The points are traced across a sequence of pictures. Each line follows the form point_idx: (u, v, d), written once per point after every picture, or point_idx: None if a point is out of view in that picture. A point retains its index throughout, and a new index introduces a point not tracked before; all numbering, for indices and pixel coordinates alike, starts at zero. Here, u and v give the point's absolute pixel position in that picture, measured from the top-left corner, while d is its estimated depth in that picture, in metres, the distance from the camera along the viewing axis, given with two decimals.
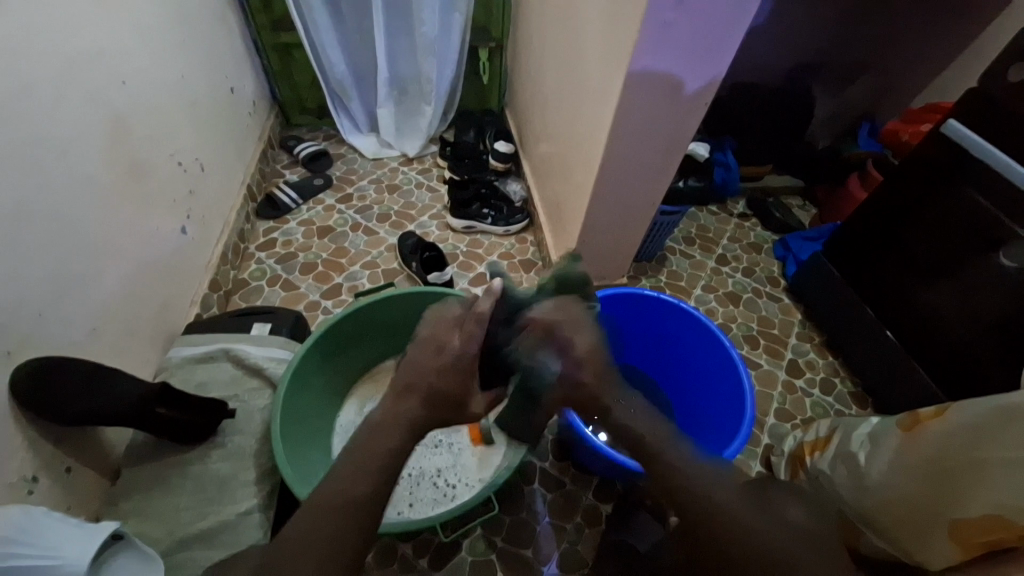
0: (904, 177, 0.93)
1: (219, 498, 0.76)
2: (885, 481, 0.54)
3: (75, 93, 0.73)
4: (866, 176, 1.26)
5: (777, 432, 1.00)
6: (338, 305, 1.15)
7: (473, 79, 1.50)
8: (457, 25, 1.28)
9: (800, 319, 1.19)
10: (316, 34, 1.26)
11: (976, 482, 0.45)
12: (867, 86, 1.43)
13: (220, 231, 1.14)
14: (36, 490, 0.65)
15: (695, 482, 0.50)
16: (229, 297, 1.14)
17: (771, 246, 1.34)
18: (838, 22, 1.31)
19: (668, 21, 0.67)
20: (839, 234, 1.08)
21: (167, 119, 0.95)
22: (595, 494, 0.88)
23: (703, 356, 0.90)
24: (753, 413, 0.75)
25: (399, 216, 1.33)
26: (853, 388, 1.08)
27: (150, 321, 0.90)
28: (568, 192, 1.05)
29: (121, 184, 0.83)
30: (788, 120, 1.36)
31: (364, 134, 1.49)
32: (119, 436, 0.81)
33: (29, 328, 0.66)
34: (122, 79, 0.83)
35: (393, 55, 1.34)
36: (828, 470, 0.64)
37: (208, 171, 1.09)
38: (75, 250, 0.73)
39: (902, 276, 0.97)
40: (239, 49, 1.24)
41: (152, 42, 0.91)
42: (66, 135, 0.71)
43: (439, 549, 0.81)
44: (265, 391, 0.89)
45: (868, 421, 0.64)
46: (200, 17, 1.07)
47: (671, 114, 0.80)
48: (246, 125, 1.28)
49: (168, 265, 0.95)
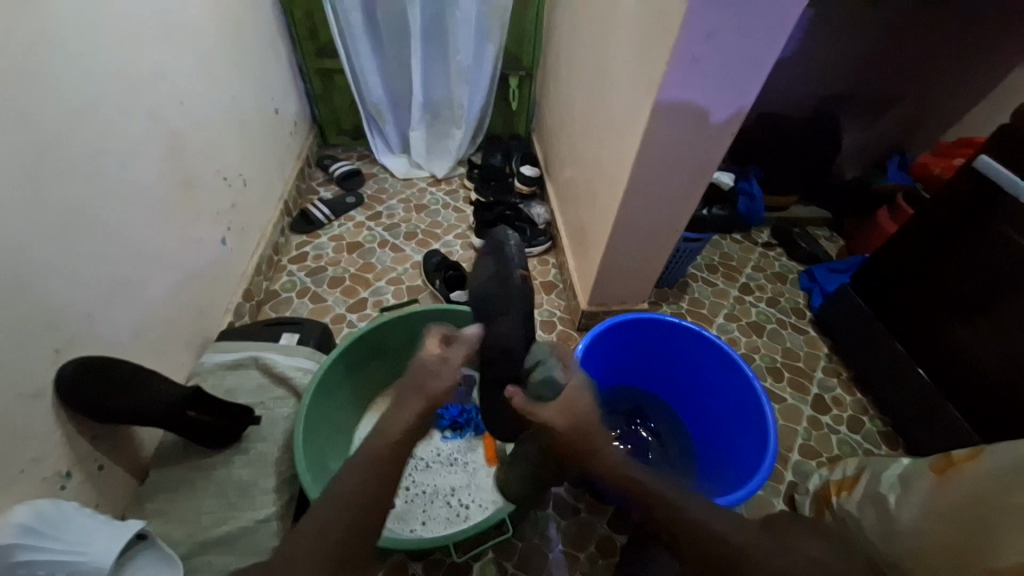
0: (939, 210, 0.91)
1: (238, 504, 0.78)
2: (915, 525, 0.53)
3: (136, 112, 0.79)
4: (896, 210, 1.23)
5: (803, 470, 0.97)
6: (362, 319, 1.18)
7: (502, 104, 1.56)
8: (490, 54, 1.34)
9: (826, 352, 1.16)
10: (356, 61, 1.33)
11: (1008, 529, 0.43)
12: (898, 119, 1.42)
13: (256, 243, 1.19)
14: (68, 485, 0.68)
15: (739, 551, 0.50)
16: (260, 307, 1.19)
17: (797, 276, 1.32)
18: (869, 55, 1.31)
19: (695, 55, 0.69)
20: (869, 266, 1.06)
21: (217, 137, 1.01)
22: (610, 524, 0.86)
23: (727, 386, 0.88)
24: (777, 448, 0.73)
25: (424, 235, 1.37)
26: (882, 428, 1.04)
27: (187, 327, 0.94)
28: (593, 216, 1.06)
29: (172, 196, 0.88)
30: (816, 150, 1.36)
31: (396, 155, 1.55)
32: (150, 437, 0.84)
33: (79, 328, 0.70)
34: (180, 100, 0.90)
35: (428, 82, 1.40)
36: (855, 512, 0.62)
37: (250, 186, 1.15)
38: (126, 256, 0.78)
39: (934, 312, 0.95)
40: (285, 73, 1.32)
41: (208, 67, 0.98)
42: (126, 149, 0.77)
43: (450, 570, 0.81)
44: (290, 400, 0.91)
45: (898, 463, 0.62)
46: (252, 45, 1.15)
47: (697, 143, 0.81)
48: (287, 143, 1.35)
49: (207, 274, 0.99)
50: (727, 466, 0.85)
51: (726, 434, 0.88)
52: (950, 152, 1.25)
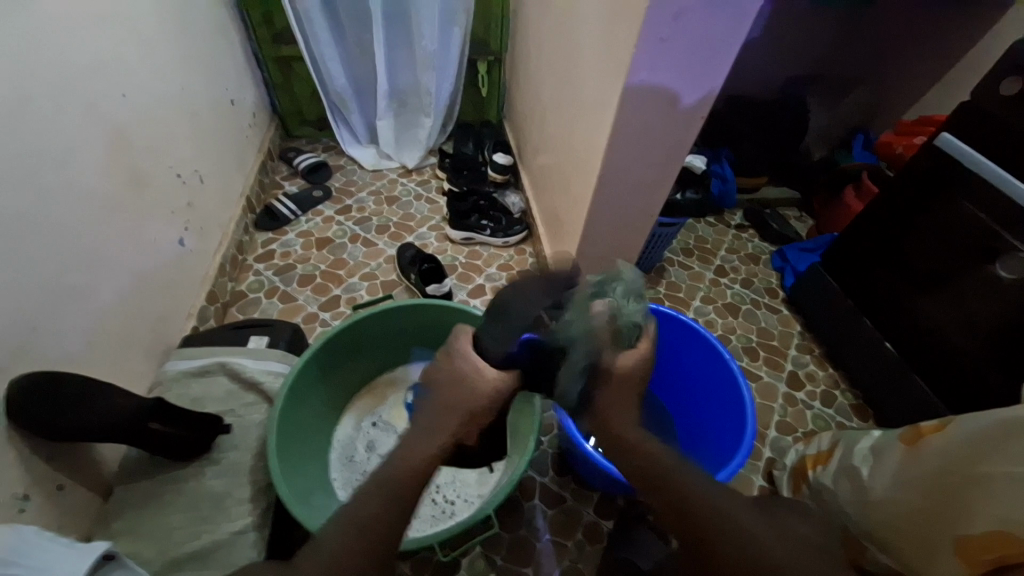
0: (901, 187, 0.93)
1: (213, 516, 0.75)
2: (887, 495, 0.54)
3: (76, 106, 0.73)
4: (861, 187, 1.27)
5: (779, 445, 0.99)
6: (335, 317, 1.14)
7: (472, 91, 1.52)
8: (456, 39, 1.30)
9: (798, 330, 1.20)
10: (316, 47, 1.27)
11: (977, 498, 0.44)
12: (861, 99, 1.45)
13: (218, 242, 1.13)
14: (28, 508, 0.64)
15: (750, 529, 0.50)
16: (226, 309, 1.14)
17: (769, 257, 1.34)
18: (831, 36, 1.33)
19: (664, 37, 0.68)
20: (839, 244, 1.08)
21: (168, 131, 0.95)
22: (596, 510, 0.86)
23: (705, 369, 0.89)
24: (755, 427, 0.75)
25: (397, 227, 1.33)
26: (853, 400, 1.08)
27: (147, 334, 0.89)
28: (568, 204, 1.05)
29: (121, 194, 0.83)
30: (784, 132, 1.38)
31: (363, 145, 1.49)
32: (114, 452, 0.80)
33: (25, 342, 0.65)
34: (123, 91, 0.83)
35: (392, 68, 1.35)
36: (831, 485, 0.63)
37: (207, 183, 1.09)
38: (73, 263, 0.72)
39: (900, 286, 0.98)
40: (240, 61, 1.25)
41: (154, 56, 0.91)
42: (64, 146, 0.71)
43: (438, 566, 0.80)
44: (262, 406, 0.88)
45: (870, 434, 0.64)
46: (202, 31, 1.08)
47: (668, 126, 0.80)
48: (246, 136, 1.29)
49: (164, 276, 0.94)
50: (709, 447, 0.87)
51: (699, 446, 0.89)
52: (911, 130, 1.28)
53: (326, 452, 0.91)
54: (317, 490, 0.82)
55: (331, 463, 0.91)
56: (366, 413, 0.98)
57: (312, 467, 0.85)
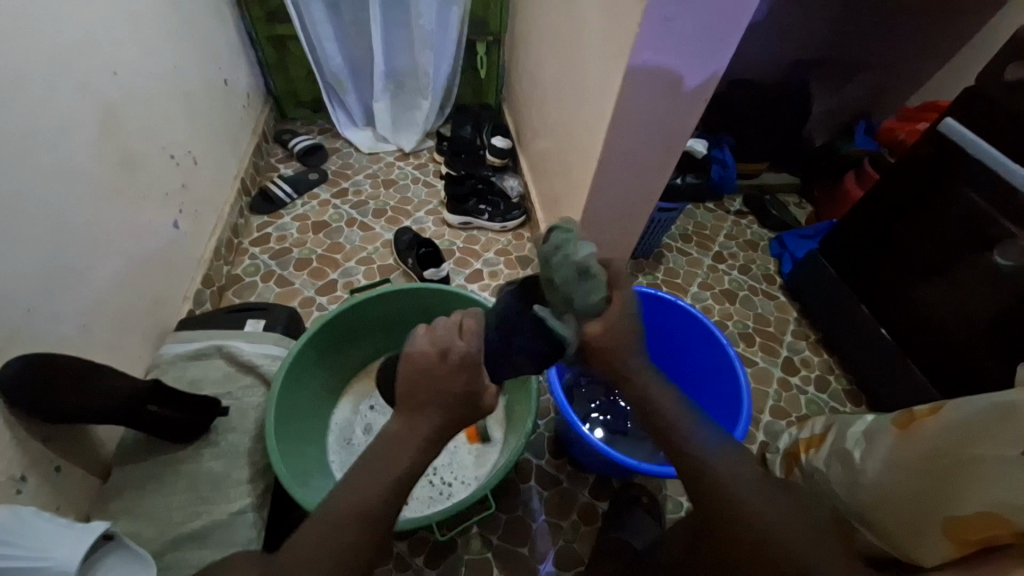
0: (902, 174, 0.93)
1: (211, 497, 0.75)
2: (879, 479, 0.54)
3: (67, 84, 0.71)
4: (862, 174, 1.27)
5: (773, 429, 1.01)
6: (333, 301, 1.14)
7: (471, 73, 1.49)
8: (455, 19, 1.26)
9: (795, 316, 1.20)
10: (311, 26, 1.24)
11: (972, 485, 0.44)
12: (864, 85, 1.44)
13: (213, 226, 1.12)
14: (25, 489, 0.64)
15: (746, 519, 0.48)
16: (222, 293, 1.13)
17: (767, 243, 1.34)
18: (836, 20, 1.31)
19: (668, 17, 0.66)
20: (838, 232, 1.07)
21: (160, 109, 0.93)
22: (592, 492, 0.88)
23: (701, 353, 0.90)
24: (750, 411, 0.76)
25: (394, 211, 1.32)
26: (847, 386, 1.09)
27: (143, 317, 0.89)
28: (567, 189, 1.04)
29: (114, 176, 0.81)
30: (787, 117, 1.36)
31: (360, 128, 1.47)
32: (111, 434, 0.80)
33: (20, 324, 0.65)
34: (114, 70, 0.81)
35: (390, 48, 1.32)
36: (822, 467, 0.63)
37: (201, 165, 1.07)
38: (68, 246, 0.72)
39: (901, 275, 0.97)
40: (232, 39, 1.22)
41: (144, 32, 0.88)
42: (56, 127, 0.70)
43: (436, 546, 0.81)
44: (259, 388, 0.88)
45: (863, 418, 0.63)
46: (194, 7, 1.05)
47: (670, 110, 0.79)
48: (240, 117, 1.26)
49: (159, 259, 0.93)
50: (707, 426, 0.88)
51: (657, 363, 0.98)
52: (915, 117, 1.28)
53: (324, 435, 0.92)
54: (316, 472, 0.83)
55: (329, 445, 0.91)
56: (363, 396, 0.98)
57: (310, 450, 0.85)
